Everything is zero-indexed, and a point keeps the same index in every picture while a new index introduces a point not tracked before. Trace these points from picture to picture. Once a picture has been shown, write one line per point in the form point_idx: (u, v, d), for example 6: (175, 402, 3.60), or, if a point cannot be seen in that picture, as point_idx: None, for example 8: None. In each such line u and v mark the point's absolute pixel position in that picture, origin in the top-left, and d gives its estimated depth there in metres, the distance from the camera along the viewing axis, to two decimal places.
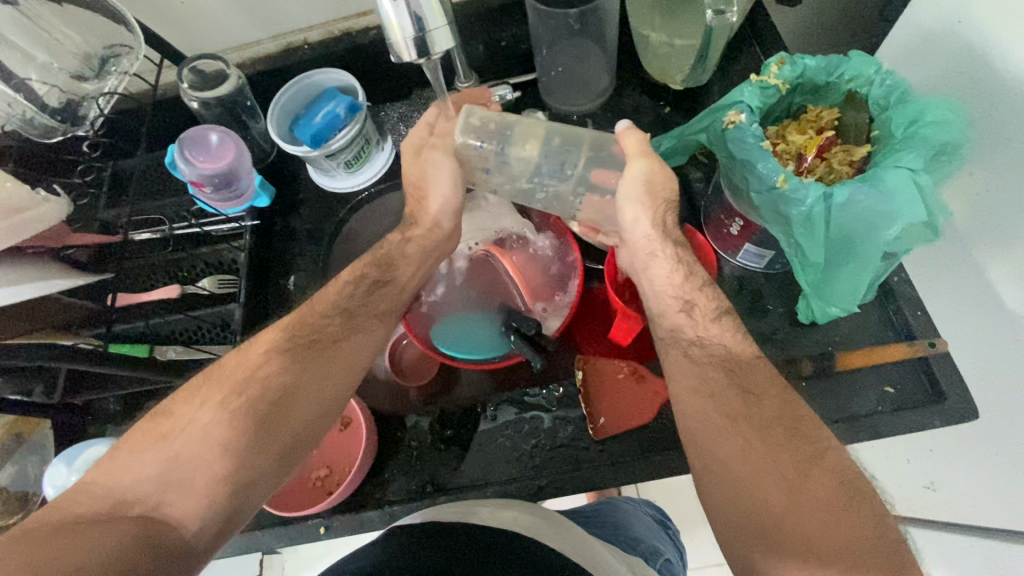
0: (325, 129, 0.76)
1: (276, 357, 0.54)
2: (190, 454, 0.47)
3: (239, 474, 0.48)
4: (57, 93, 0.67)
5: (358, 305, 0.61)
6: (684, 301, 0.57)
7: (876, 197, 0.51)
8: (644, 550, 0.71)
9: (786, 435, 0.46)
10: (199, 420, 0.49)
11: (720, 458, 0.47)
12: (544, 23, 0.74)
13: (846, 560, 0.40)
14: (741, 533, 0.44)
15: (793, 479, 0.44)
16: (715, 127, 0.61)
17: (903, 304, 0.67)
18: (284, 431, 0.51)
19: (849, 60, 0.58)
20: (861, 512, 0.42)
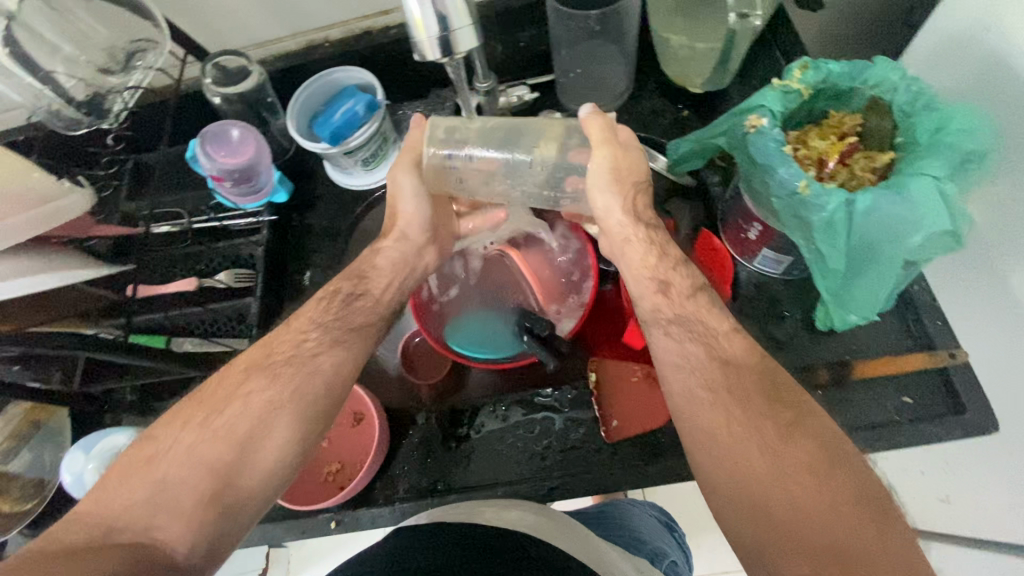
0: (343, 127, 0.77)
1: (257, 376, 0.54)
2: (178, 477, 0.47)
3: (226, 495, 0.48)
4: (82, 87, 0.69)
5: (333, 318, 0.60)
6: (660, 281, 0.57)
7: (899, 205, 0.51)
8: (649, 551, 0.71)
9: (767, 403, 0.47)
10: (184, 441, 0.49)
11: (706, 429, 0.48)
12: (564, 24, 0.74)
13: (830, 517, 0.41)
14: (732, 508, 0.45)
15: (775, 445, 0.45)
16: (736, 131, 0.61)
17: (923, 313, 0.66)
18: (271, 448, 0.51)
19: (874, 66, 0.57)
20: (839, 470, 0.43)
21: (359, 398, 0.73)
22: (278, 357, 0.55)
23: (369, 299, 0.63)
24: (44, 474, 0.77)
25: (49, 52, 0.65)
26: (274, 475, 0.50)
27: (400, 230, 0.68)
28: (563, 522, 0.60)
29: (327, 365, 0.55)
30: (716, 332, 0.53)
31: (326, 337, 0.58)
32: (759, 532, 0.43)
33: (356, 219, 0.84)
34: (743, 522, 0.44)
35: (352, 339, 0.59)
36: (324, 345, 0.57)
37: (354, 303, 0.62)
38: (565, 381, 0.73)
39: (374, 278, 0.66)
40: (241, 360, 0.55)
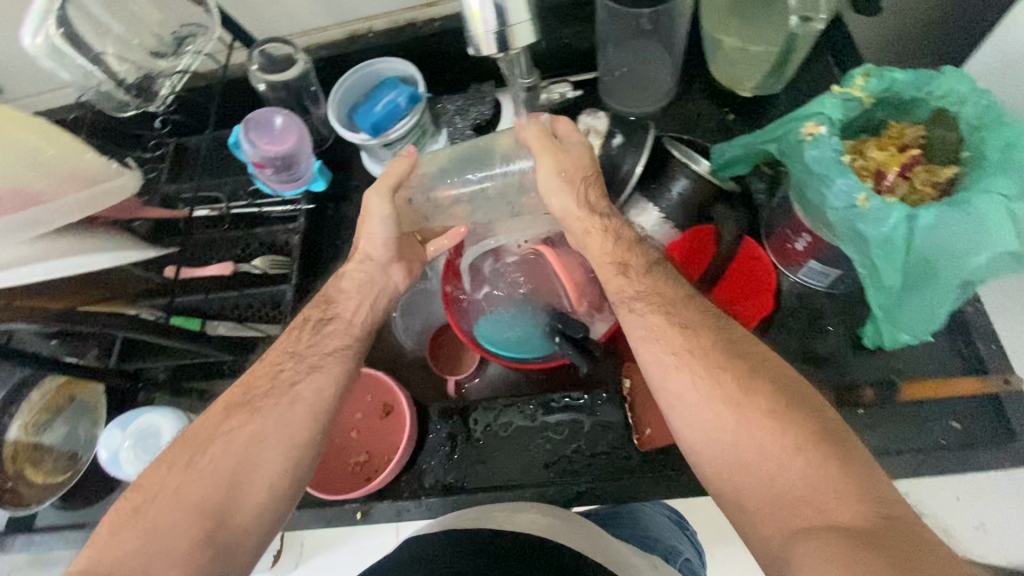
0: (384, 119, 0.76)
1: (237, 413, 0.53)
2: (168, 523, 0.46)
3: (220, 534, 0.46)
4: (134, 70, 0.70)
5: (305, 349, 0.59)
6: (618, 262, 0.57)
7: (963, 222, 0.49)
8: (663, 550, 0.65)
9: (726, 356, 0.47)
10: (170, 486, 0.48)
11: (675, 392, 0.47)
12: (613, 22, 0.72)
13: (796, 458, 0.41)
14: (710, 466, 0.45)
15: (737, 396, 0.44)
16: (789, 138, 0.59)
17: (976, 336, 0.64)
18: (258, 484, 0.50)
19: (941, 76, 0.55)
20: (800, 409, 0.43)
21: (390, 390, 0.73)
22: (256, 392, 0.54)
23: (339, 323, 0.62)
24: (77, 446, 0.79)
25: (100, 33, 0.66)
26: (266, 509, 0.49)
27: (364, 252, 0.67)
28: (570, 520, 0.60)
29: (306, 393, 0.55)
30: (675, 299, 0.53)
31: (302, 364, 0.57)
32: (736, 485, 0.43)
33: None
34: (722, 478, 0.44)
35: (331, 364, 0.58)
36: (301, 373, 0.56)
37: (326, 329, 0.61)
38: (600, 385, 0.73)
39: (342, 302, 0.64)
40: (219, 403, 0.54)
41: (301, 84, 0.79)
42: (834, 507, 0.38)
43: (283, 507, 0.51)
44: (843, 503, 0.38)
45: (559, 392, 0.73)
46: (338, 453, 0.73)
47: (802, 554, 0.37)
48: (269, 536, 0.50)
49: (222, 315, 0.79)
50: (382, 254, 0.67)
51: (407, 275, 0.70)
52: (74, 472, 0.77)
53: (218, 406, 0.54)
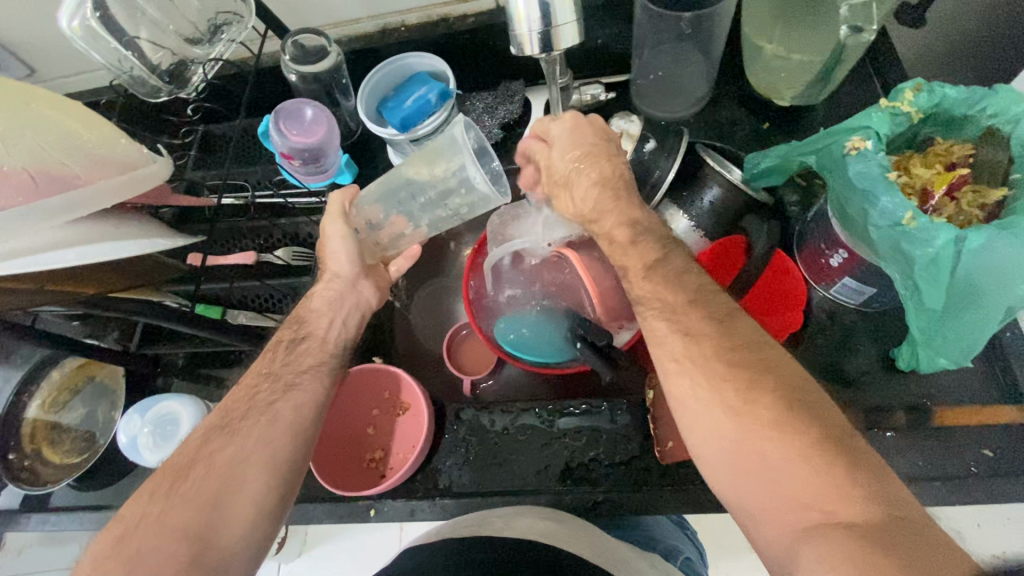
0: (415, 114, 0.75)
1: (216, 436, 0.49)
2: (149, 552, 0.42)
3: (206, 557, 0.43)
4: (168, 57, 0.70)
5: (280, 367, 0.56)
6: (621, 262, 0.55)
7: (1012, 244, 0.47)
8: (663, 550, 0.70)
9: (724, 362, 0.44)
10: (150, 513, 0.45)
11: (676, 396, 0.45)
12: (651, 24, 0.71)
13: (799, 463, 0.38)
14: (715, 475, 0.42)
15: (737, 403, 0.41)
16: (833, 151, 0.57)
17: (1014, 363, 0.62)
18: (242, 503, 0.46)
19: (993, 95, 0.53)
20: (799, 408, 0.40)
21: (408, 388, 0.72)
22: (233, 416, 0.51)
23: (313, 341, 0.59)
24: (94, 429, 0.79)
25: (134, 16, 0.66)
26: (253, 528, 0.46)
27: (331, 271, 0.64)
28: (574, 523, 0.60)
29: (285, 412, 0.52)
30: (690, 299, 0.48)
31: (277, 385, 0.54)
32: (738, 493, 0.40)
33: None
34: (726, 487, 0.41)
35: (307, 383, 0.55)
36: (278, 393, 0.53)
37: (299, 347, 0.58)
38: (621, 393, 0.72)
39: (313, 322, 0.61)
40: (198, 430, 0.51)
41: (333, 77, 0.78)
42: (842, 509, 0.36)
43: (275, 528, 0.49)
44: (849, 503, 0.36)
45: (578, 398, 0.72)
46: (354, 447, 0.73)
47: (810, 560, 0.35)
48: (260, 554, 0.47)
49: (243, 304, 0.79)
50: (349, 268, 0.63)
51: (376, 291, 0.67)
52: (88, 453, 0.77)
53: (228, 402, 0.54)
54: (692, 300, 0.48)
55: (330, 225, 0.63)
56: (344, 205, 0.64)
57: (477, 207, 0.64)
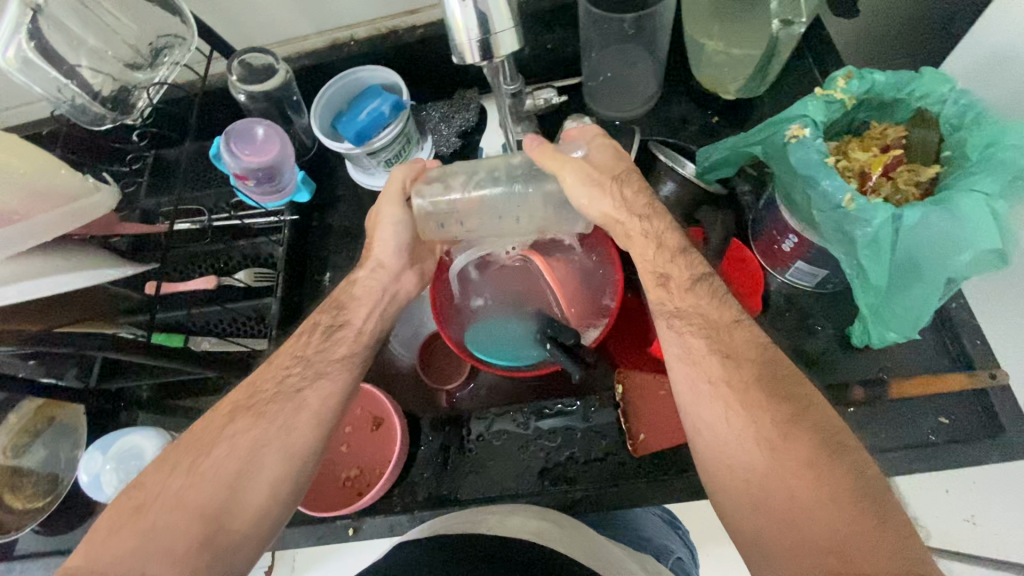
0: (369, 127, 0.75)
1: (243, 416, 0.53)
2: (166, 525, 0.47)
3: (219, 537, 0.47)
4: (109, 83, 0.68)
5: (314, 353, 0.58)
6: (659, 274, 0.55)
7: (949, 222, 0.50)
8: (654, 549, 0.71)
9: (767, 397, 0.46)
10: (169, 489, 0.49)
11: (707, 422, 0.47)
12: (596, 27, 0.72)
13: (828, 510, 0.40)
14: (736, 506, 0.44)
15: (773, 440, 0.44)
16: (776, 140, 0.59)
17: (962, 332, 0.65)
18: (258, 488, 0.50)
19: (921, 77, 0.55)
20: (834, 455, 0.42)
21: (379, 402, 0.71)
22: (260, 400, 0.54)
23: (350, 330, 0.61)
24: (57, 470, 0.76)
25: (73, 45, 0.64)
26: (264, 517, 0.50)
27: (376, 259, 0.67)
28: (568, 523, 0.59)
29: (312, 401, 0.54)
30: (719, 324, 0.51)
31: (308, 371, 0.57)
32: (758, 522, 0.43)
33: None
34: (747, 518, 0.43)
35: (336, 372, 0.57)
36: (307, 379, 0.56)
37: (335, 335, 0.60)
38: (590, 392, 0.72)
39: (354, 308, 0.63)
40: (222, 407, 0.55)
41: (283, 94, 0.78)
42: (864, 563, 0.38)
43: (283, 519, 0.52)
44: (870, 557, 0.38)
45: (552, 398, 0.73)
46: (329, 467, 0.70)
47: None
48: (267, 539, 0.51)
49: (205, 330, 0.78)
50: (395, 261, 0.67)
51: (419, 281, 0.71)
52: (53, 496, 0.74)
53: (206, 419, 0.54)
54: (727, 323, 0.51)
55: (387, 204, 0.65)
56: (406, 182, 0.66)
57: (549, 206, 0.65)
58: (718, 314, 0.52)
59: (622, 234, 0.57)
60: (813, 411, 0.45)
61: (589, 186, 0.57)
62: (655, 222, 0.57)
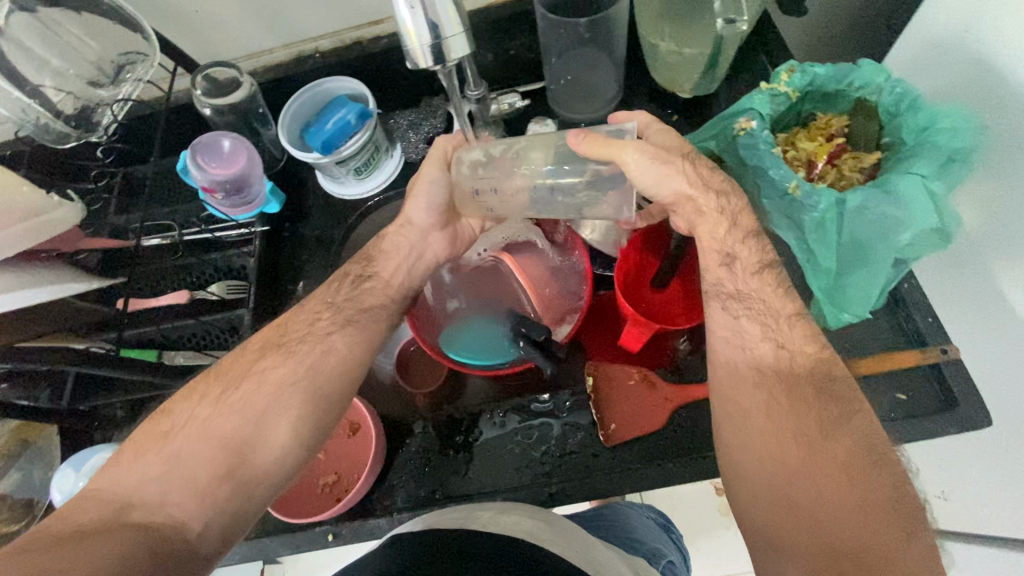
0: (336, 136, 0.76)
1: (272, 353, 0.55)
2: (191, 451, 0.48)
3: (241, 471, 0.48)
4: (71, 100, 0.68)
5: (344, 299, 0.62)
6: (724, 254, 0.55)
7: (890, 204, 0.53)
8: (646, 552, 0.71)
9: (815, 395, 0.47)
10: (198, 415, 0.50)
11: (742, 410, 0.48)
12: (554, 32, 0.74)
13: (857, 517, 0.40)
14: (757, 496, 0.44)
15: (812, 440, 0.44)
16: (726, 134, 0.62)
17: (914, 311, 0.67)
18: (280, 428, 0.51)
19: (859, 69, 0.58)
20: (874, 467, 0.43)
21: (355, 408, 0.72)
22: (293, 337, 0.57)
23: (378, 281, 0.65)
24: (33, 493, 0.75)
25: (36, 65, 0.64)
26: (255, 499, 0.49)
27: (406, 217, 0.68)
28: (560, 525, 0.57)
29: (341, 343, 0.57)
30: (780, 313, 0.51)
31: (338, 317, 0.60)
32: (777, 512, 0.43)
33: (350, 228, 0.84)
34: (768, 508, 0.44)
35: (363, 321, 0.60)
36: (337, 324, 0.59)
37: (363, 285, 0.64)
38: (564, 387, 0.73)
39: (382, 261, 0.67)
40: (255, 343, 0.57)
41: (249, 106, 0.79)
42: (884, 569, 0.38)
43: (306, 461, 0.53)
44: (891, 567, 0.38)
45: (528, 395, 0.74)
46: (307, 475, 0.71)
47: None
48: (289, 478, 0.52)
49: (179, 344, 0.78)
50: (421, 219, 0.68)
51: (448, 245, 0.71)
52: (27, 520, 0.73)
53: (236, 354, 0.56)
54: (788, 315, 0.51)
55: (426, 168, 0.66)
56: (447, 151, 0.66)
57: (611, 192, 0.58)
58: (780, 305, 0.52)
59: (692, 213, 0.55)
60: (861, 422, 0.45)
61: (658, 166, 0.54)
62: (733, 200, 0.56)
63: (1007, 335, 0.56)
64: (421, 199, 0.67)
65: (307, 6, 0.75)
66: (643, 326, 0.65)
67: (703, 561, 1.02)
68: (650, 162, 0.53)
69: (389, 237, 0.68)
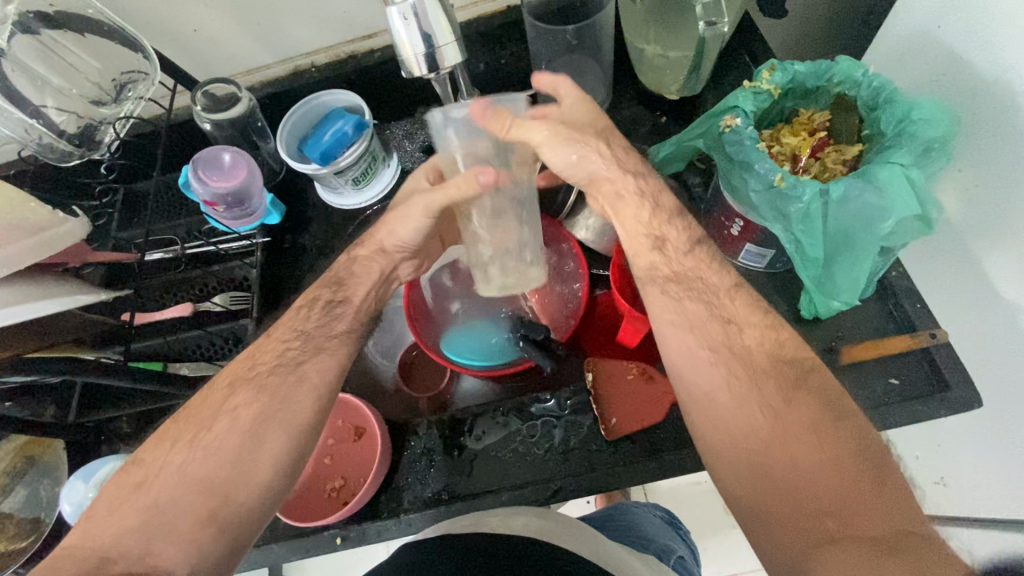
0: (334, 147, 0.77)
1: (243, 389, 0.53)
2: (171, 502, 0.46)
3: (224, 512, 0.47)
4: (74, 120, 0.69)
5: (313, 329, 0.59)
6: (655, 237, 0.55)
7: (872, 192, 0.55)
8: (656, 549, 0.71)
9: (772, 364, 0.47)
10: (172, 463, 0.48)
11: (706, 391, 0.47)
12: (542, 40, 0.77)
13: (831, 476, 0.40)
14: (732, 472, 0.44)
15: (778, 406, 0.44)
16: (712, 132, 0.64)
17: (903, 298, 0.69)
18: (264, 459, 0.50)
19: (837, 65, 0.61)
20: (837, 423, 0.43)
21: (359, 412, 0.72)
22: (261, 370, 0.55)
23: (349, 307, 0.62)
24: (40, 510, 0.75)
25: (38, 85, 0.66)
26: (263, 501, 0.49)
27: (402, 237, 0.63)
28: (567, 521, 0.58)
29: (311, 374, 0.55)
30: (719, 289, 0.52)
31: (307, 346, 0.57)
32: (755, 487, 0.42)
33: (348, 237, 0.85)
34: (743, 483, 0.43)
35: (335, 347, 0.58)
36: (308, 353, 0.56)
37: (335, 311, 0.61)
38: (561, 384, 0.76)
39: (351, 286, 0.64)
40: (225, 378, 0.54)
41: (248, 120, 0.81)
42: (861, 527, 0.38)
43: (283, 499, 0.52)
44: (868, 520, 0.38)
45: (529, 394, 0.75)
46: (314, 481, 0.72)
47: (824, 566, 0.37)
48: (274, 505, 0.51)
49: (185, 356, 0.79)
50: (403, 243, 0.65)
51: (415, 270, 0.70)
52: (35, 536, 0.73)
53: (203, 394, 0.54)
54: (728, 287, 0.52)
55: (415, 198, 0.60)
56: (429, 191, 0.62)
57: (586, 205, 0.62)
58: (717, 279, 0.53)
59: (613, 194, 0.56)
60: (816, 379, 0.46)
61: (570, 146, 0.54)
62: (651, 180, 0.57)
63: (994, 315, 0.58)
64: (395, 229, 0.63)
65: (300, 22, 0.77)
66: (642, 321, 0.67)
67: (713, 560, 1.02)
68: (563, 141, 0.54)
69: (361, 260, 0.65)
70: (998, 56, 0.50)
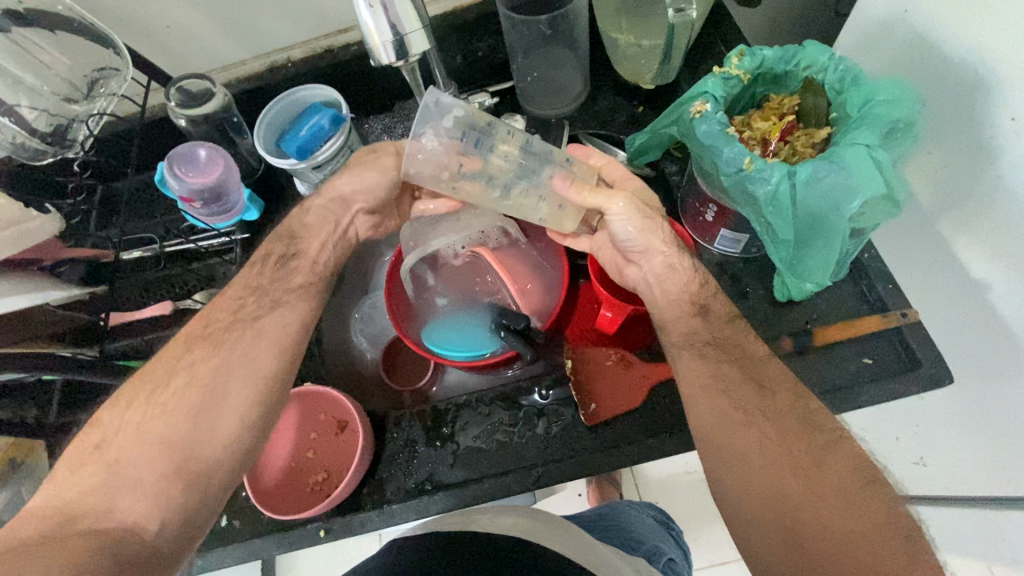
0: (310, 141, 0.77)
1: (199, 344, 0.53)
2: (130, 459, 0.46)
3: (190, 464, 0.47)
4: (45, 118, 0.68)
5: (269, 283, 0.59)
6: (699, 306, 0.58)
7: (840, 174, 0.55)
8: (645, 551, 0.71)
9: (804, 428, 0.48)
10: (129, 421, 0.48)
11: (740, 452, 0.48)
12: (517, 30, 0.77)
13: (861, 542, 0.41)
14: (765, 536, 0.44)
15: (810, 469, 0.45)
16: (684, 118, 0.65)
17: (876, 280, 0.70)
18: (218, 436, 0.49)
19: (805, 49, 0.62)
20: (868, 492, 0.44)
21: (340, 406, 0.72)
22: (217, 326, 0.54)
23: (304, 259, 0.61)
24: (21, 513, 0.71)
25: (10, 84, 0.65)
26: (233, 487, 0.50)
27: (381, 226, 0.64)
28: (551, 521, 0.57)
29: (270, 326, 0.55)
30: (751, 359, 0.54)
31: (265, 300, 0.57)
32: (787, 554, 0.43)
33: None
34: (775, 545, 0.44)
35: (295, 299, 0.58)
36: (264, 308, 0.56)
37: (289, 265, 0.60)
38: (541, 372, 0.76)
39: (306, 238, 0.62)
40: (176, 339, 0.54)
41: (224, 116, 0.80)
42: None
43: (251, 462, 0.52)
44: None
45: (513, 386, 0.75)
46: (295, 474, 0.72)
47: None
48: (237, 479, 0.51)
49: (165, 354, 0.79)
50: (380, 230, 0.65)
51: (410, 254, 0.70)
52: None
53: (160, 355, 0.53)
54: (762, 355, 0.55)
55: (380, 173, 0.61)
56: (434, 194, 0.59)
57: (629, 282, 0.65)
58: (755, 348, 0.55)
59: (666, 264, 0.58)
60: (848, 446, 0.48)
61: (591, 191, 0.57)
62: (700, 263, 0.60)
63: (964, 297, 0.59)
64: (342, 215, 0.62)
65: (275, 16, 0.77)
66: (617, 308, 0.69)
67: (701, 549, 1.03)
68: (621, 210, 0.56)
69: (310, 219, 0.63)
70: (957, 36, 0.51)
